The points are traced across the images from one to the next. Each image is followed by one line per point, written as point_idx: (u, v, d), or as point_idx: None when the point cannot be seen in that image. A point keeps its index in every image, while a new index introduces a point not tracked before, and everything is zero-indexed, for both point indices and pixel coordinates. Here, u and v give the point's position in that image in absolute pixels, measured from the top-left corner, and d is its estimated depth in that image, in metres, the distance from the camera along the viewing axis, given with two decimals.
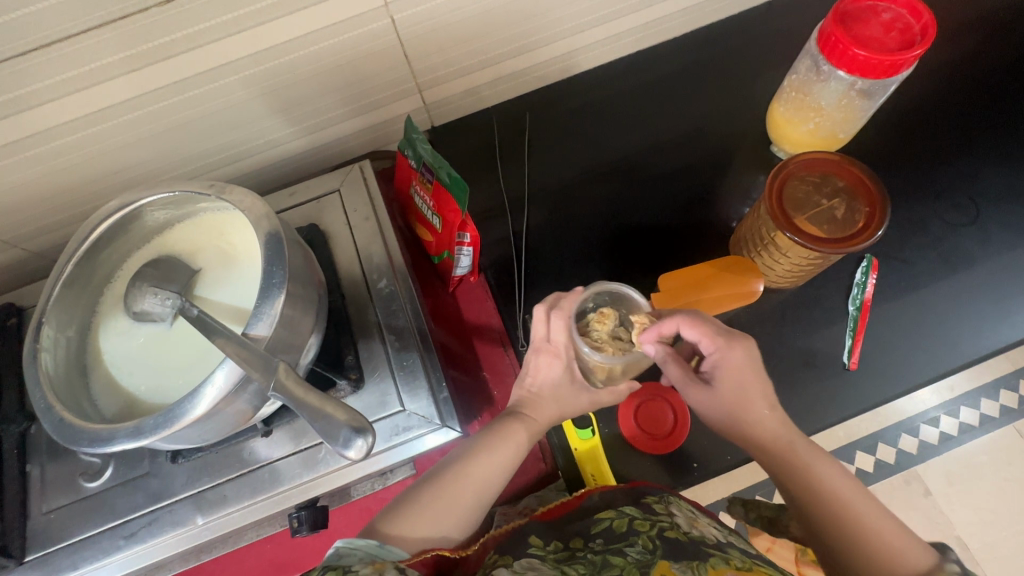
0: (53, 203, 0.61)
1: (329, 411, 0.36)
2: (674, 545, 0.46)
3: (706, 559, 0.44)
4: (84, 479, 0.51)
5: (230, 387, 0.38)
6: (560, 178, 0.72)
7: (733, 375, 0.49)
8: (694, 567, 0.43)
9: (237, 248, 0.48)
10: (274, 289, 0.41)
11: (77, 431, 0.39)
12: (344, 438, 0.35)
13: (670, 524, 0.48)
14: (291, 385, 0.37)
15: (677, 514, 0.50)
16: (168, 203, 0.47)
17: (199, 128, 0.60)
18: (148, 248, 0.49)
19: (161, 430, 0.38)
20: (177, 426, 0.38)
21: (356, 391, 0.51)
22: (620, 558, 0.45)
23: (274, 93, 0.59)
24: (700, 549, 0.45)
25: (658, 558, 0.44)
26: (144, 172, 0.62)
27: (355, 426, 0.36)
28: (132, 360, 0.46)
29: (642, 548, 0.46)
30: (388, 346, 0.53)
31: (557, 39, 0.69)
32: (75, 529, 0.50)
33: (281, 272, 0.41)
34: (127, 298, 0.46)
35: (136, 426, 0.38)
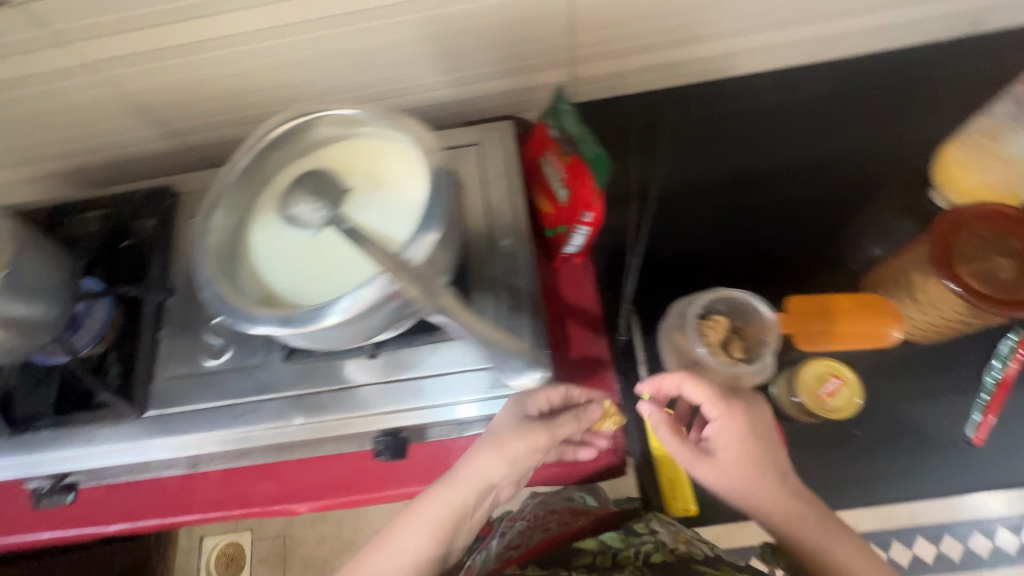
0: (221, 104, 0.66)
1: (491, 338, 0.44)
2: (653, 569, 0.55)
3: (691, 574, 0.52)
4: (205, 357, 0.56)
5: (376, 301, 0.40)
6: (691, 179, 0.70)
7: (732, 443, 0.53)
8: None
9: (387, 175, 0.50)
10: (433, 218, 0.42)
11: (235, 306, 0.44)
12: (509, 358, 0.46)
13: (654, 548, 0.58)
14: (460, 311, 0.42)
15: (661, 535, 0.60)
16: (338, 120, 0.50)
17: (366, 57, 0.62)
18: (308, 158, 0.52)
19: (308, 325, 0.40)
20: (321, 324, 0.40)
21: (462, 336, 0.53)
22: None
23: (439, 39, 0.61)
24: (688, 566, 0.54)
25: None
26: (303, 91, 0.66)
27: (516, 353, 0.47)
28: (275, 258, 0.48)
29: (630, 575, 0.54)
30: (500, 302, 0.54)
31: (721, 37, 0.66)
32: (188, 398, 0.55)
33: (441, 204, 0.42)
34: (286, 199, 0.49)
35: (286, 316, 0.41)
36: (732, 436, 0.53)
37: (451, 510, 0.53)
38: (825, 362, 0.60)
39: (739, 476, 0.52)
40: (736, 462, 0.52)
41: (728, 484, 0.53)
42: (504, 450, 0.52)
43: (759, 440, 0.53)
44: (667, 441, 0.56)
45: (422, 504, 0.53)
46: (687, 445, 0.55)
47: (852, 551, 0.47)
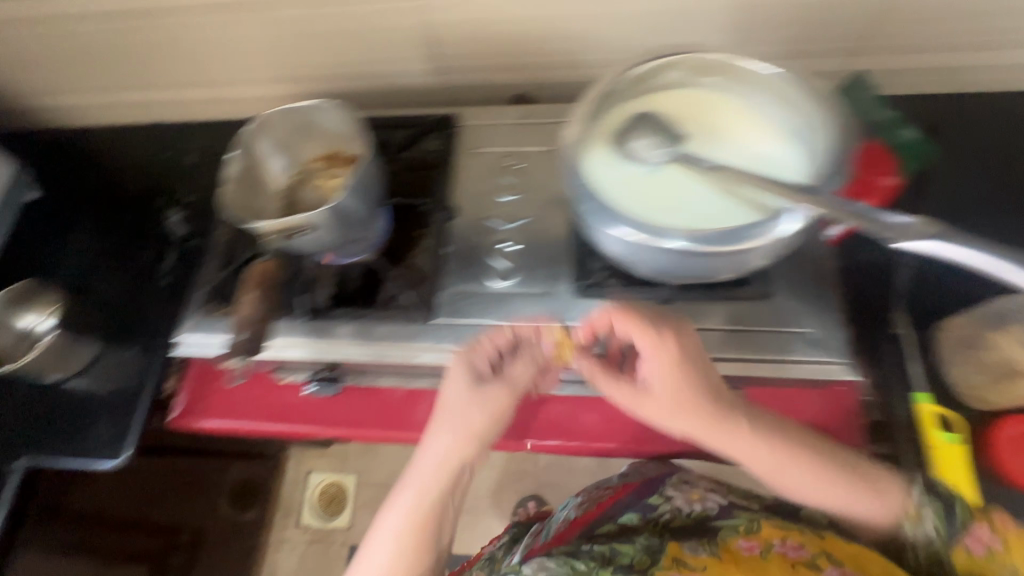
0: (504, 48, 0.70)
1: None
2: (675, 529, 0.59)
3: (720, 537, 0.56)
4: (490, 278, 0.58)
5: (790, 229, 0.44)
6: (974, 188, 0.65)
7: (666, 372, 0.49)
8: (706, 548, 0.54)
9: (732, 125, 0.50)
10: (829, 168, 0.46)
11: (619, 218, 0.46)
12: None
13: (673, 515, 0.61)
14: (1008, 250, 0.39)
15: (674, 498, 0.63)
16: (689, 68, 0.51)
17: (666, 20, 0.64)
18: (649, 93, 0.52)
19: (726, 242, 0.44)
20: (736, 243, 0.44)
21: (762, 297, 0.52)
22: (630, 545, 0.56)
23: (742, 12, 0.63)
24: (706, 525, 0.58)
25: (670, 543, 0.55)
26: (584, 46, 0.68)
27: None
28: (622, 187, 0.49)
29: (651, 539, 0.57)
30: (798, 271, 0.54)
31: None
32: (472, 314, 0.57)
33: (830, 158, 0.47)
34: (643, 129, 0.50)
35: (701, 233, 0.44)
36: (665, 362, 0.49)
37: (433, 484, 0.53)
38: None
39: (690, 422, 0.50)
40: (666, 396, 0.50)
41: (675, 423, 0.51)
42: (478, 413, 0.54)
43: (780, 427, 0.52)
44: (600, 382, 0.53)
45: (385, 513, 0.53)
46: (631, 386, 0.52)
47: (868, 491, 0.51)
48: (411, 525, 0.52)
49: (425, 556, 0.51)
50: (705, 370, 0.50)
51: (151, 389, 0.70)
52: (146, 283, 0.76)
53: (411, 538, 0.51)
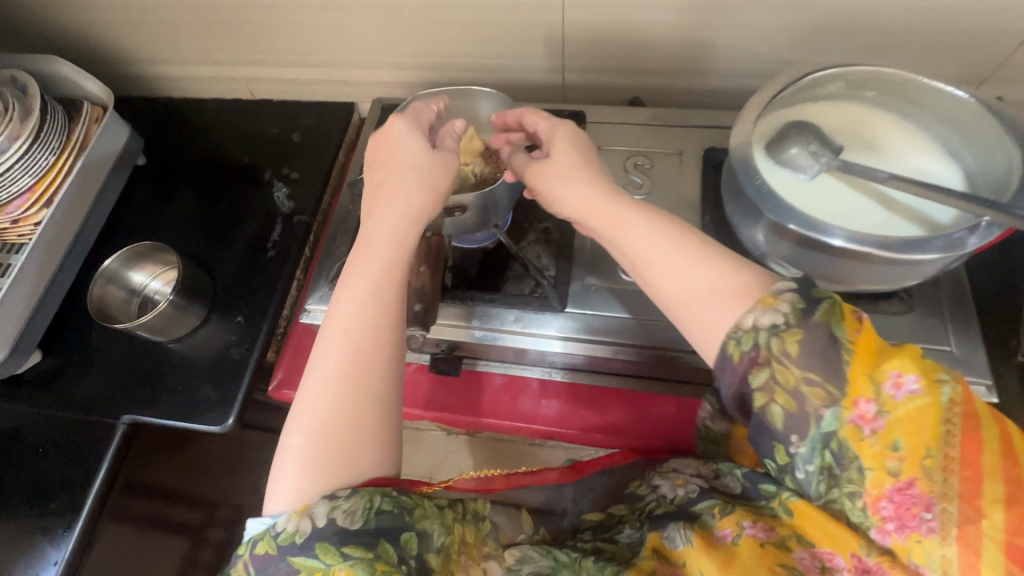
0: (630, 49, 0.70)
1: None
2: (655, 518, 0.47)
3: (696, 519, 0.45)
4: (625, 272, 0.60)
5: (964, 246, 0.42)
6: None
7: (566, 142, 0.50)
8: (680, 531, 0.44)
9: (891, 145, 0.52)
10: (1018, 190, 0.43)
11: (793, 213, 0.45)
12: None
13: (657, 504, 0.49)
14: None
15: (661, 487, 0.50)
16: (862, 79, 0.51)
17: (808, 32, 0.64)
18: (811, 103, 0.53)
19: (893, 249, 0.42)
20: (904, 253, 0.42)
21: (902, 312, 0.53)
22: (612, 544, 0.47)
23: (883, 30, 0.63)
24: (689, 513, 0.46)
25: (648, 531, 0.46)
26: (711, 53, 0.69)
27: None
28: (780, 190, 0.50)
29: (632, 531, 0.48)
30: (937, 289, 0.54)
31: None
32: (607, 305, 0.59)
33: (1019, 180, 0.44)
34: (809, 136, 0.51)
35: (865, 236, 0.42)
36: (569, 134, 0.51)
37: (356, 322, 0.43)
38: None
39: (632, 213, 0.44)
40: (585, 176, 0.47)
41: (628, 233, 0.43)
42: (409, 194, 0.47)
43: (665, 220, 0.43)
44: (514, 164, 0.52)
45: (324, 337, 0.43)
46: (527, 157, 0.52)
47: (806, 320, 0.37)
48: (347, 385, 0.42)
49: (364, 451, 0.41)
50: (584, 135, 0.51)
51: (251, 364, 0.70)
52: (250, 257, 0.76)
53: (342, 431, 0.41)
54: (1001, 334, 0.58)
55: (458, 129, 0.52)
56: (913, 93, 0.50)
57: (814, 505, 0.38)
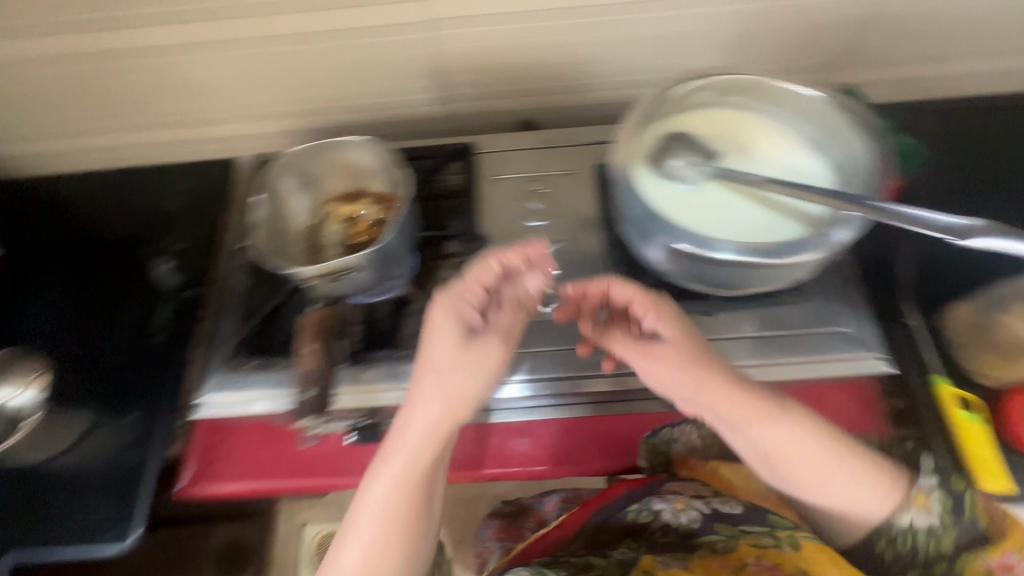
0: (509, 75, 0.70)
1: None
2: (660, 552, 0.55)
3: (692, 552, 0.54)
4: (534, 304, 0.58)
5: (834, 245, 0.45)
6: (958, 179, 0.69)
7: (669, 322, 0.50)
8: (676, 560, 0.53)
9: (761, 143, 0.53)
10: None
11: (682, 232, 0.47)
12: None
13: (663, 531, 0.58)
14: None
15: (663, 510, 0.58)
16: (723, 86, 0.53)
17: (670, 42, 0.66)
18: (684, 111, 0.54)
19: (773, 257, 0.45)
20: (783, 259, 0.45)
21: (795, 302, 0.55)
22: (603, 559, 0.55)
23: (739, 34, 0.66)
24: (689, 544, 0.56)
25: (642, 555, 0.55)
26: (588, 71, 0.70)
27: None
28: (666, 202, 0.51)
29: (627, 549, 0.57)
30: (824, 274, 0.57)
31: (978, 57, 0.71)
32: None
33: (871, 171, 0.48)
34: (690, 148, 0.53)
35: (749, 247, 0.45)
36: (662, 314, 0.50)
37: (400, 488, 0.46)
38: None
39: (663, 362, 0.49)
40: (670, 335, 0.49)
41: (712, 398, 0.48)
42: (465, 375, 0.47)
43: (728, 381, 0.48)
44: (586, 333, 0.53)
45: (366, 494, 0.47)
46: (554, 299, 0.49)
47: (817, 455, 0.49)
48: (394, 539, 0.46)
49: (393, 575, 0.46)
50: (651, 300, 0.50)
51: (154, 466, 0.62)
52: (136, 347, 0.68)
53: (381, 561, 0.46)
54: (886, 302, 0.62)
55: (536, 282, 0.49)
56: (776, 95, 0.53)
57: (818, 548, 0.50)
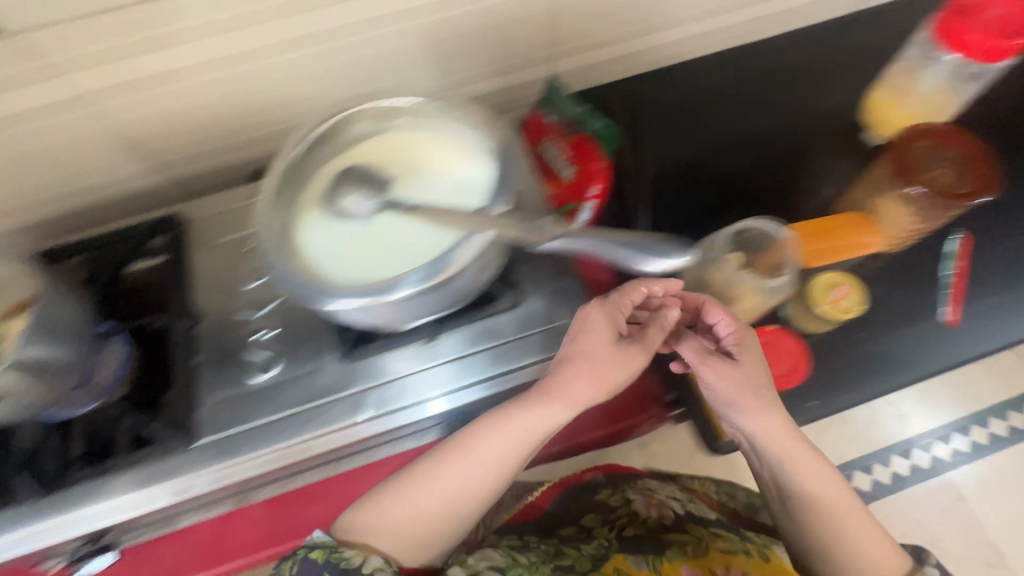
0: (216, 127, 0.65)
1: (655, 242, 0.47)
2: (625, 539, 0.69)
3: (664, 555, 0.65)
4: (251, 373, 0.53)
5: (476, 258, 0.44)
6: (680, 143, 0.74)
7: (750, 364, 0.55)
8: (648, 561, 0.64)
9: (432, 161, 0.52)
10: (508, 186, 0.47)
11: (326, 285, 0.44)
12: (673, 253, 0.47)
13: (644, 522, 0.72)
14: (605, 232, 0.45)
15: (634, 501, 0.75)
16: (377, 112, 0.51)
17: (367, 66, 0.65)
18: (350, 146, 0.53)
19: (415, 288, 0.43)
20: (428, 287, 0.43)
21: (514, 307, 0.56)
22: (578, 552, 0.67)
23: (435, 43, 0.65)
24: (660, 542, 0.68)
25: (614, 555, 0.66)
26: (301, 108, 0.67)
27: (679, 247, 0.48)
28: (335, 249, 0.49)
29: (600, 545, 0.68)
30: (542, 271, 0.57)
31: (681, 22, 0.73)
32: (246, 416, 0.52)
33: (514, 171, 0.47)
34: (345, 187, 0.50)
35: (390, 285, 0.43)
36: (728, 370, 0.55)
37: (498, 457, 0.53)
38: (830, 274, 0.64)
39: (725, 378, 0.55)
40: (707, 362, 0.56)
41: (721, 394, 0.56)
42: (567, 395, 0.52)
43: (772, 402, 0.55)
44: (689, 358, 0.57)
45: (460, 482, 0.54)
46: (717, 356, 0.56)
47: (841, 496, 0.56)
48: (445, 507, 0.54)
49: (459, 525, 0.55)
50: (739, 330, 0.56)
51: None
52: None
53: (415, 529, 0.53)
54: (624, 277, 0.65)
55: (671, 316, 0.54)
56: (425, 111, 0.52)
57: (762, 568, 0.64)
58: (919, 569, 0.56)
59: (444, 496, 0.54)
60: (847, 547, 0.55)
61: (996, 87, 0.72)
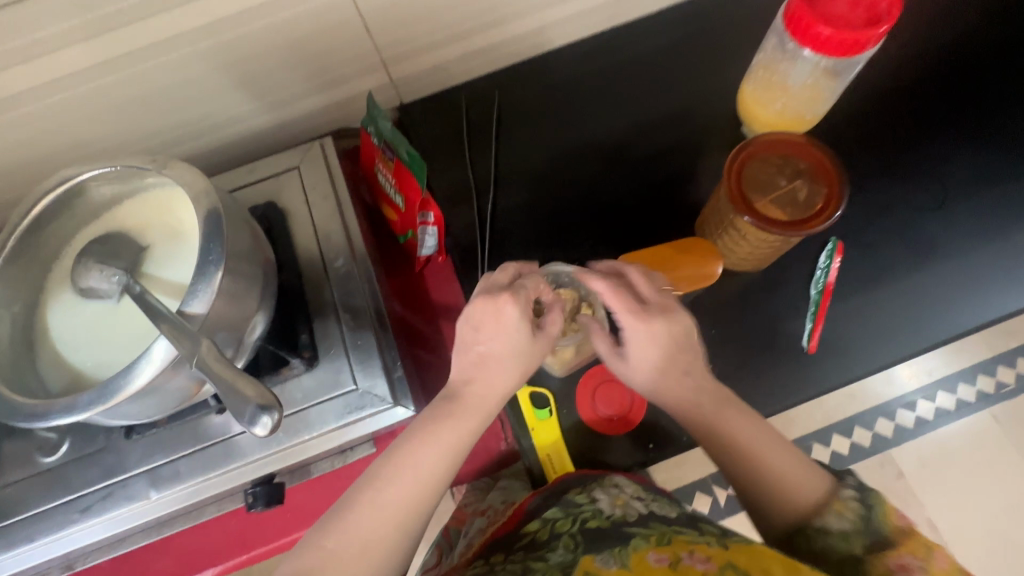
0: (8, 177, 0.60)
1: (240, 386, 0.34)
2: (589, 534, 0.49)
3: (628, 542, 0.46)
4: (41, 454, 0.51)
5: (166, 365, 0.37)
6: (538, 153, 0.72)
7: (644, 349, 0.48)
8: (616, 555, 0.45)
9: (185, 224, 0.47)
10: (210, 265, 0.39)
11: (10, 406, 0.38)
12: (249, 415, 0.33)
13: (591, 514, 0.51)
14: (211, 361, 0.35)
15: (600, 500, 0.53)
16: (112, 177, 0.46)
17: (155, 100, 0.58)
18: (101, 214, 0.48)
19: (96, 406, 0.37)
20: (112, 402, 0.37)
21: (309, 369, 0.51)
22: (542, 562, 0.47)
23: (232, 66, 0.58)
24: (622, 531, 0.48)
25: (580, 556, 0.46)
26: (102, 148, 0.61)
27: (262, 403, 0.34)
28: (79, 337, 0.45)
29: (565, 549, 0.48)
30: (343, 325, 0.53)
31: (523, 14, 0.68)
32: (34, 501, 0.50)
33: (218, 249, 0.40)
34: (74, 275, 0.45)
35: (69, 402, 0.37)
36: (643, 340, 0.47)
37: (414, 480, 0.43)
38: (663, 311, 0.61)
39: (638, 359, 0.48)
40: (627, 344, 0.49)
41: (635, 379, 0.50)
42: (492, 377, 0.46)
43: (675, 352, 0.48)
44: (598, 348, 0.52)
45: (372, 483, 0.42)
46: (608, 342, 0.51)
47: (773, 446, 0.47)
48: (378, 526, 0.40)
49: (397, 556, 0.41)
50: (636, 296, 0.48)
51: None
52: None
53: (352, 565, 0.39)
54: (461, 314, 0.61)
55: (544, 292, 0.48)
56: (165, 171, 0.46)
57: None
58: (839, 492, 0.45)
59: (369, 526, 0.40)
60: (792, 491, 0.46)
61: (875, 67, 0.65)
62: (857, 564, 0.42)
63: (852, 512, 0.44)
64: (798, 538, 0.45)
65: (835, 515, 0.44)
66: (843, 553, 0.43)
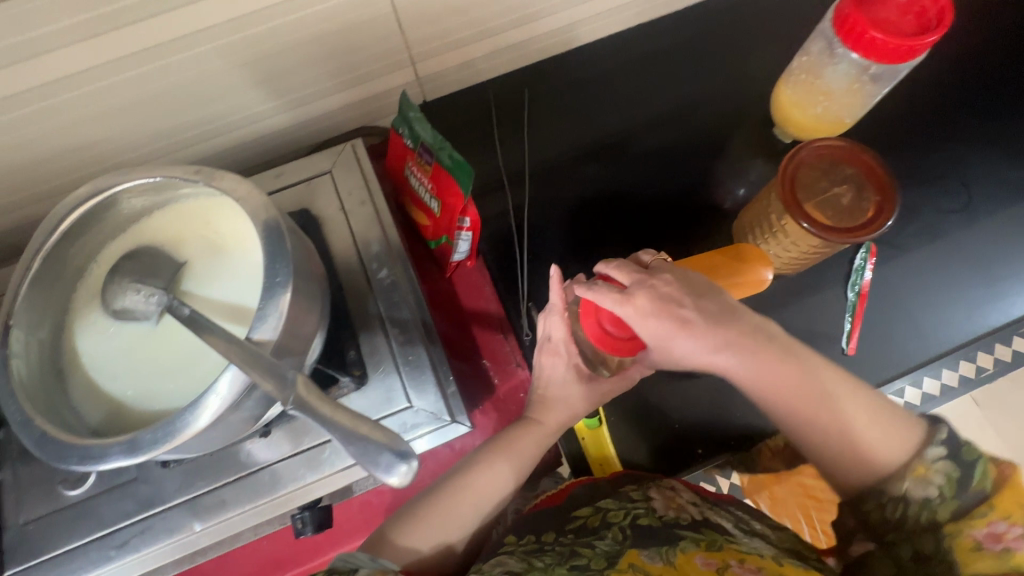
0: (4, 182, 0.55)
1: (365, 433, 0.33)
2: (639, 531, 0.49)
3: (676, 543, 0.47)
4: (65, 487, 0.47)
5: (233, 397, 0.34)
6: (568, 154, 0.70)
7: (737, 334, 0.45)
8: (663, 553, 0.46)
9: (226, 237, 0.44)
10: (278, 288, 0.37)
11: (63, 447, 0.35)
12: (386, 463, 0.33)
13: (644, 511, 0.51)
14: (310, 399, 0.34)
15: (654, 499, 0.53)
16: (146, 189, 0.42)
17: (171, 98, 0.54)
18: (131, 227, 0.44)
19: (161, 445, 0.34)
20: (179, 440, 0.34)
21: (360, 387, 0.49)
22: (589, 550, 0.48)
23: (256, 64, 0.54)
24: (673, 533, 0.48)
25: (628, 548, 0.47)
26: (108, 151, 0.56)
27: (396, 451, 0.33)
28: (116, 363, 0.42)
29: (612, 540, 0.49)
30: (392, 340, 0.51)
31: (555, 11, 0.66)
32: (60, 539, 0.47)
33: (285, 270, 0.37)
34: (104, 295, 0.42)
35: (131, 441, 0.34)
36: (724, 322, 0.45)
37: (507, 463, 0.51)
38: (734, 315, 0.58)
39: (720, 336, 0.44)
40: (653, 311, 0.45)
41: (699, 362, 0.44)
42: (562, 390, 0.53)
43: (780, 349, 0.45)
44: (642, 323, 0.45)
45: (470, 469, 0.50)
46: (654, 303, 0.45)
47: (861, 413, 0.44)
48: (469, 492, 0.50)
49: (474, 517, 0.50)
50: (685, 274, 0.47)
51: None
52: None
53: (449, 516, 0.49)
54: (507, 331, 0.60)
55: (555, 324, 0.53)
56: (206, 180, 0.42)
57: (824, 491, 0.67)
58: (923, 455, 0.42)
59: (461, 493, 0.50)
60: (872, 456, 0.43)
61: None
62: (932, 531, 0.41)
63: (938, 477, 0.41)
64: (870, 503, 0.43)
65: (917, 482, 0.42)
66: (920, 519, 0.41)
